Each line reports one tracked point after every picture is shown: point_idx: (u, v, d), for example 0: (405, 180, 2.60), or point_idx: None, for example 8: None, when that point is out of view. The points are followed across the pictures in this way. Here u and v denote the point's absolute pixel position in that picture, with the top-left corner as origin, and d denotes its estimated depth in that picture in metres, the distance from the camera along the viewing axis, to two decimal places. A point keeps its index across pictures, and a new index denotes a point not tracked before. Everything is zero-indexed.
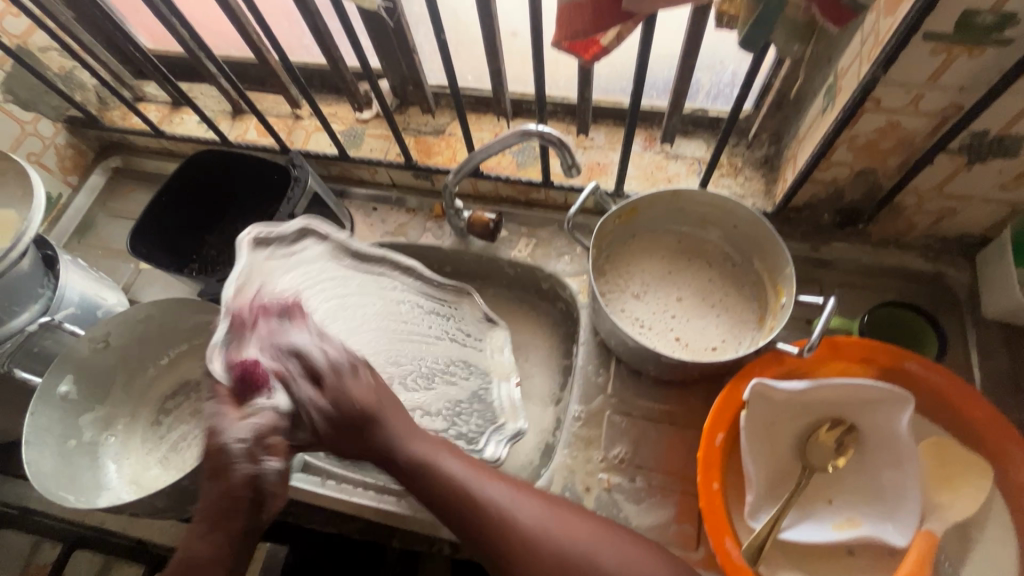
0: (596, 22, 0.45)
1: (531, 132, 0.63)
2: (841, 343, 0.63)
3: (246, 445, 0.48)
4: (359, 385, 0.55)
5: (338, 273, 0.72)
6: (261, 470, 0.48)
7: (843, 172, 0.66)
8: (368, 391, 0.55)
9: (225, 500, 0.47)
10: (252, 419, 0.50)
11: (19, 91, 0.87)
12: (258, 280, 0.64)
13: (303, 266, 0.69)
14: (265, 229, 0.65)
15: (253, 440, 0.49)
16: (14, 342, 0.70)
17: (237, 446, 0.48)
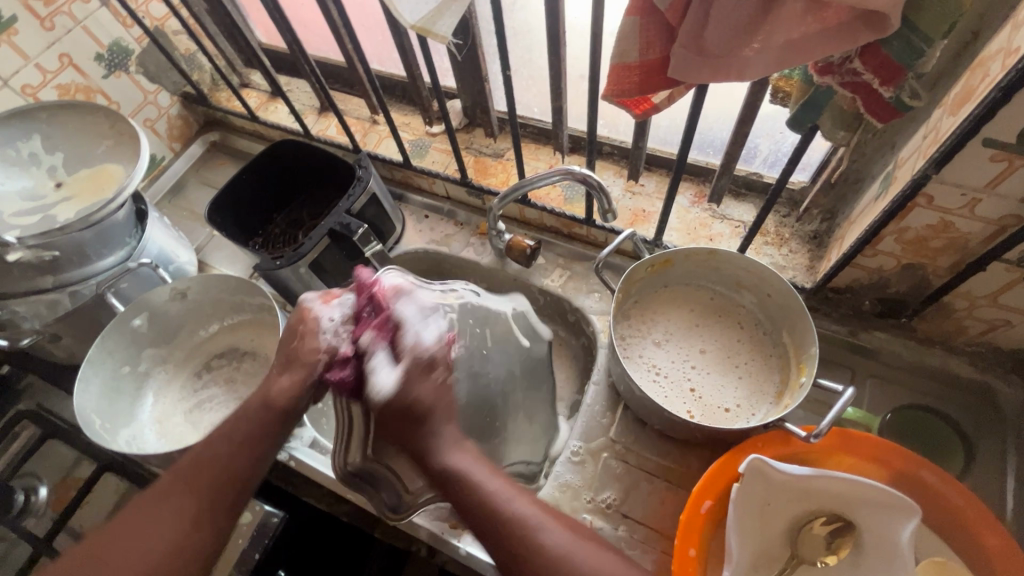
0: (643, 86, 0.46)
1: (575, 174, 0.66)
2: (856, 436, 0.60)
3: (335, 326, 0.57)
4: (431, 378, 0.52)
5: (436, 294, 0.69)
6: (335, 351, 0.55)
7: (889, 262, 0.64)
8: (437, 393, 0.52)
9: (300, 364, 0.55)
10: (337, 307, 0.58)
11: (148, 65, 1.00)
12: None
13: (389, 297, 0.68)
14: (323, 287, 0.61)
15: (338, 326, 0.57)
16: (97, 282, 0.79)
17: (329, 324, 0.57)
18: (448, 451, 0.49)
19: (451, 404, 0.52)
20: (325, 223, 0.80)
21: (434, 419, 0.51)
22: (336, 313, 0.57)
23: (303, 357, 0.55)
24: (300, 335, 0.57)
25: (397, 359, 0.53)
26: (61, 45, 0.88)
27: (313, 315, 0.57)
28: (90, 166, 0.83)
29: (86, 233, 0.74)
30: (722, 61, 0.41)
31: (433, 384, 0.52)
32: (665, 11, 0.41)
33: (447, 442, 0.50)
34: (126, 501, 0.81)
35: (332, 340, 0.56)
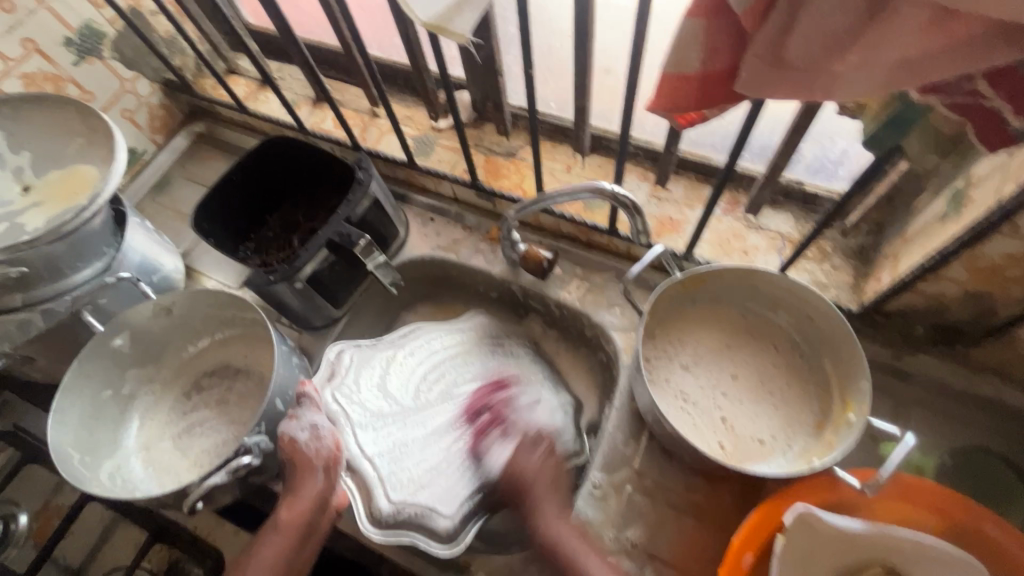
0: (701, 99, 0.39)
1: (604, 191, 0.60)
2: (912, 483, 0.54)
3: (308, 434, 0.63)
4: (529, 453, 0.65)
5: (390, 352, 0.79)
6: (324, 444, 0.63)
7: (951, 289, 0.58)
8: (552, 467, 0.64)
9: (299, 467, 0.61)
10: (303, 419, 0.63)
11: (124, 50, 0.91)
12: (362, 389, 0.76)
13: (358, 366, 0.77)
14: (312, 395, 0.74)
15: (311, 430, 0.63)
16: (73, 298, 0.72)
17: (302, 435, 0.62)
18: (541, 517, 0.60)
19: (558, 471, 0.64)
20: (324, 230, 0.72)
21: (543, 501, 0.61)
22: (311, 422, 0.63)
23: (300, 461, 0.61)
24: (293, 455, 0.62)
25: (507, 439, 0.68)
26: (24, 29, 0.78)
27: (288, 435, 0.62)
28: (61, 166, 0.75)
29: (57, 246, 0.67)
30: (807, 76, 0.34)
31: (543, 464, 0.64)
32: (741, 13, 0.33)
33: (549, 512, 0.61)
34: (112, 530, 0.76)
35: (316, 445, 0.62)
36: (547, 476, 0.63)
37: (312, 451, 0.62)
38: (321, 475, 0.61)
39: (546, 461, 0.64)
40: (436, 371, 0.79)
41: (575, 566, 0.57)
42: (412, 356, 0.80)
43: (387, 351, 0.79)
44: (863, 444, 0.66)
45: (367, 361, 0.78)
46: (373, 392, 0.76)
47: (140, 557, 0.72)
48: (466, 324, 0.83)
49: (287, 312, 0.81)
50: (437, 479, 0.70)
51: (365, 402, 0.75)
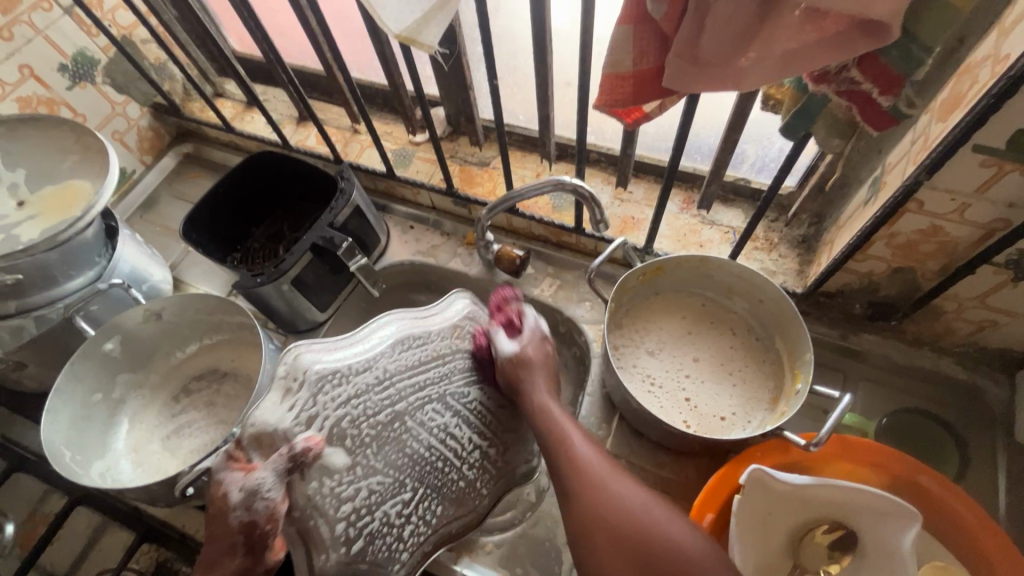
0: (637, 96, 0.45)
1: (565, 184, 0.66)
2: (857, 443, 0.60)
3: (242, 496, 0.50)
4: (533, 350, 0.63)
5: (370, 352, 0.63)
6: (255, 517, 0.49)
7: (879, 267, 0.64)
8: (541, 357, 0.63)
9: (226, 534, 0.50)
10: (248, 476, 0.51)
11: (115, 76, 0.96)
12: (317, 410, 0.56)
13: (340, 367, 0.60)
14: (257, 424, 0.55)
15: (248, 493, 0.50)
16: (66, 305, 0.75)
17: (234, 494, 0.50)
18: (534, 393, 0.60)
19: (552, 366, 0.64)
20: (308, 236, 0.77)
21: (533, 380, 0.61)
22: (250, 482, 0.50)
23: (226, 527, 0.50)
24: (217, 510, 0.51)
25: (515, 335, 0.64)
26: (22, 56, 0.83)
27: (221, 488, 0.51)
28: (55, 182, 0.79)
29: (50, 255, 0.70)
30: (718, 71, 0.40)
31: (541, 355, 0.64)
32: (660, 19, 0.39)
33: (536, 387, 0.61)
34: (100, 534, 0.77)
35: (245, 516, 0.49)
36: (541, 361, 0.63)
37: (240, 520, 0.49)
38: (240, 552, 0.50)
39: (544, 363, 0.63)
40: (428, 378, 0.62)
41: (575, 452, 0.54)
42: (391, 360, 0.61)
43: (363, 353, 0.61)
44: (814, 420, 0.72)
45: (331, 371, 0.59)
46: None
47: (129, 557, 0.73)
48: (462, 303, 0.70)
49: (274, 315, 0.85)
50: (393, 528, 0.56)
51: (321, 418, 0.56)
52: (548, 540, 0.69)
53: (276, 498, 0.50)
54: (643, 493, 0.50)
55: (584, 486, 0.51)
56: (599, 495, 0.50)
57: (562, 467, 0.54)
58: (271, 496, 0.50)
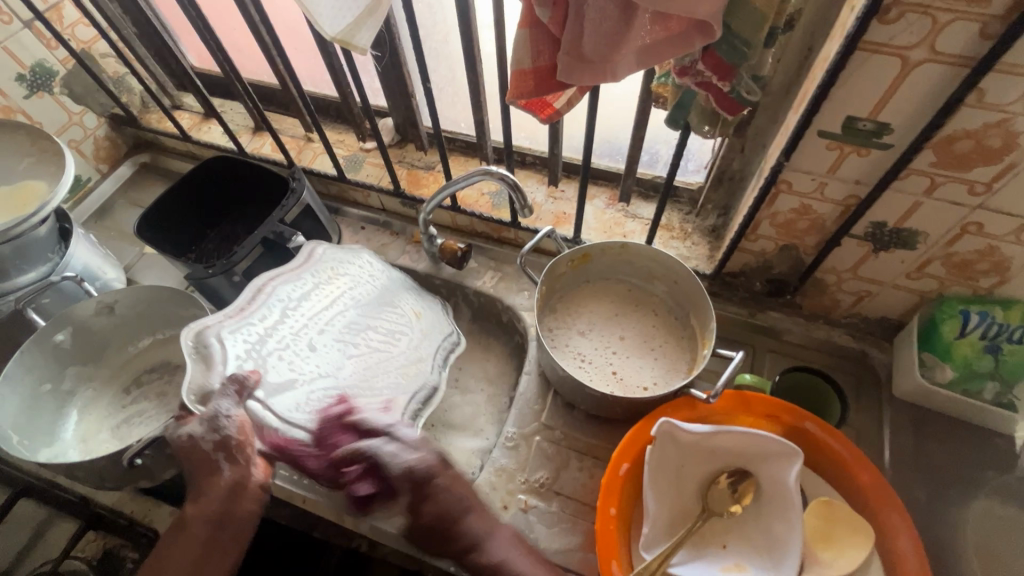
0: (538, 88, 0.54)
1: (493, 173, 0.73)
2: (752, 396, 0.68)
3: (204, 422, 0.57)
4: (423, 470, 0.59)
5: (258, 316, 0.68)
6: (223, 429, 0.57)
7: (769, 245, 0.74)
8: (456, 484, 0.60)
9: (199, 461, 0.57)
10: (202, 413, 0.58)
11: (74, 87, 1.01)
12: (245, 362, 0.64)
13: (242, 329, 0.66)
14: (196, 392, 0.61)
15: (208, 418, 0.57)
16: (16, 298, 0.78)
17: (195, 424, 0.57)
18: (473, 528, 0.58)
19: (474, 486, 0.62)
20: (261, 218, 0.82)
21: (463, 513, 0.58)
22: (209, 411, 0.58)
23: (196, 452, 0.57)
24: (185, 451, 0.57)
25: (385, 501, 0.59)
26: None
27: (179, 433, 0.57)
28: (10, 183, 0.83)
29: (2, 248, 0.73)
30: (594, 66, 0.49)
31: (451, 478, 0.60)
32: (546, 22, 0.48)
33: (477, 519, 0.59)
34: (45, 526, 0.78)
35: (215, 435, 0.57)
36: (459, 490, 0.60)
37: (211, 441, 0.57)
38: (223, 464, 0.57)
39: (461, 475, 0.62)
40: (343, 308, 0.74)
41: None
42: (299, 306, 0.71)
43: (264, 313, 0.68)
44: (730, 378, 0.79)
45: (243, 335, 0.66)
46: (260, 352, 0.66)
47: (74, 545, 0.74)
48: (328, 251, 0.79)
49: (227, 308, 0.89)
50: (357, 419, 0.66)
51: (263, 364, 0.65)
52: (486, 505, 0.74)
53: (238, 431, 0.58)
54: None
55: None
56: None
57: None
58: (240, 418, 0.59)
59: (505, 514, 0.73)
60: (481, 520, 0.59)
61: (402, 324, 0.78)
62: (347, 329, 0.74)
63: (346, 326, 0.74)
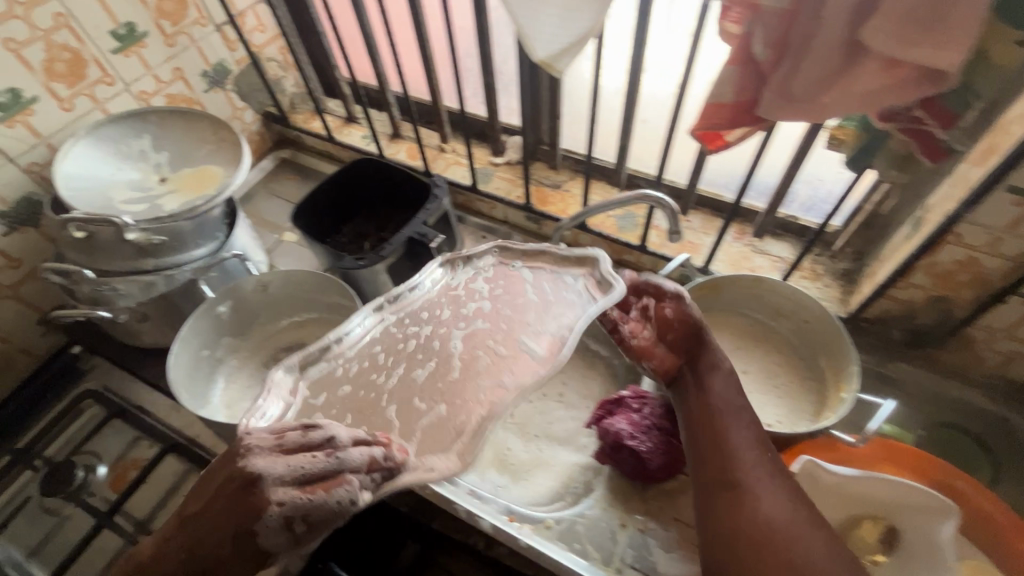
0: (731, 121, 0.57)
1: (648, 198, 0.74)
2: (899, 448, 0.67)
3: (270, 440, 0.49)
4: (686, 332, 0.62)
5: (391, 292, 0.62)
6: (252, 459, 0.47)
7: (919, 295, 0.73)
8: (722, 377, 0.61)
9: (226, 475, 0.49)
10: (283, 393, 0.56)
11: (242, 85, 1.11)
12: (354, 335, 0.59)
13: (381, 301, 0.61)
14: (292, 359, 0.57)
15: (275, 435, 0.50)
16: (192, 269, 0.83)
17: (261, 437, 0.50)
18: (722, 405, 0.58)
19: (733, 404, 0.59)
20: (587, 255, 0.62)
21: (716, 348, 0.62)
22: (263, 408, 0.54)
23: (228, 467, 0.49)
24: (250, 493, 0.46)
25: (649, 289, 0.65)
26: (177, 61, 0.98)
27: (255, 471, 0.46)
28: (191, 165, 0.91)
29: (187, 222, 0.81)
30: (802, 105, 0.52)
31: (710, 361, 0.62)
32: (762, 61, 0.51)
33: (718, 381, 0.60)
34: (184, 481, 0.84)
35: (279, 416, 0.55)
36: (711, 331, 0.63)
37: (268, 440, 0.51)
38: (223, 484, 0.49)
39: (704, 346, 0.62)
40: (491, 302, 0.60)
41: (743, 472, 0.54)
42: (459, 297, 0.62)
43: (411, 292, 0.63)
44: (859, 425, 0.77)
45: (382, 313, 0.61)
46: (365, 327, 0.60)
47: None
48: (573, 284, 0.60)
49: (364, 298, 0.95)
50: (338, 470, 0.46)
51: (365, 342, 0.59)
52: (603, 522, 0.77)
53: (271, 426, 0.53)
54: (790, 518, 0.50)
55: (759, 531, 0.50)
56: (762, 535, 0.49)
57: (745, 514, 0.51)
58: (341, 481, 0.46)
59: (623, 532, 0.76)
60: (736, 403, 0.59)
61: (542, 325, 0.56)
62: (497, 323, 0.58)
63: (482, 313, 0.59)
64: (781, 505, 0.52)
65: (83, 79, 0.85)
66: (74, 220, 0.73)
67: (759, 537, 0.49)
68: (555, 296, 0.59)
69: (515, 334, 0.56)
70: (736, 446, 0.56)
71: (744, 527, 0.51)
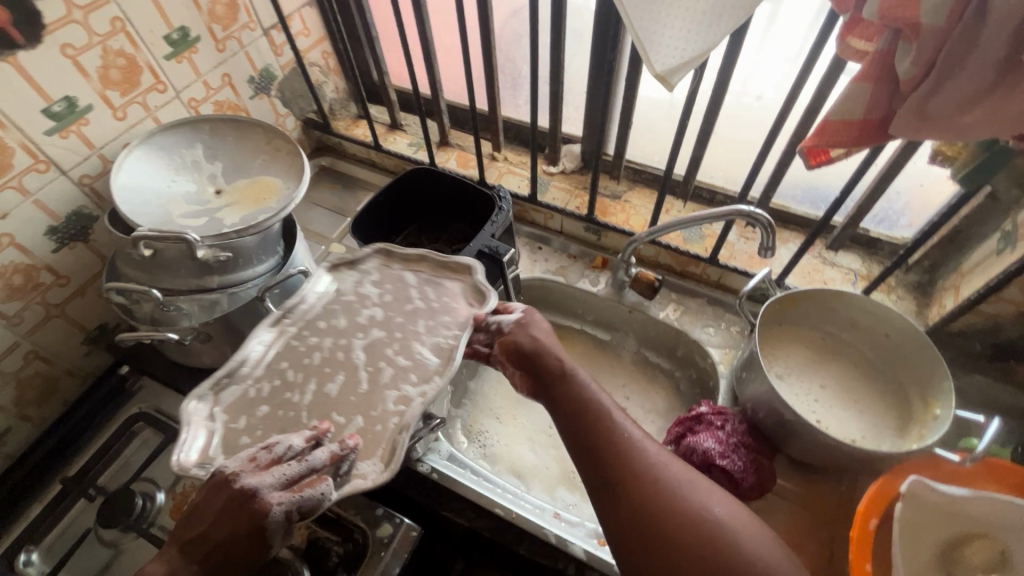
0: (858, 139, 0.56)
1: (742, 211, 0.73)
2: (1003, 467, 0.66)
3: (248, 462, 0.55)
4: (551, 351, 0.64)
5: (285, 306, 0.70)
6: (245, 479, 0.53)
7: (1007, 309, 0.72)
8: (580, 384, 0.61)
9: (211, 505, 0.53)
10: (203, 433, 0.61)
11: (285, 92, 1.07)
12: (263, 356, 0.67)
13: (285, 315, 0.71)
14: (207, 390, 0.63)
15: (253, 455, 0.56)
16: (255, 286, 0.79)
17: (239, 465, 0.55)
18: (584, 398, 0.60)
19: (596, 408, 0.60)
20: (458, 262, 0.75)
21: (554, 349, 0.64)
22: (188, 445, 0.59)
23: (214, 497, 0.53)
24: (248, 507, 0.52)
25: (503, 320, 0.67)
26: (226, 66, 0.94)
27: (248, 488, 0.52)
28: (246, 177, 0.86)
29: (251, 238, 0.77)
30: (943, 126, 0.51)
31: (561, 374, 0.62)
32: (903, 81, 0.50)
33: (587, 387, 0.62)
34: None
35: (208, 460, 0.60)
36: (552, 334, 0.66)
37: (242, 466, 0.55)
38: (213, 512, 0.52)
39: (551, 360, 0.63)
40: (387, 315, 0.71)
41: (620, 455, 0.56)
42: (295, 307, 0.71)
43: (306, 306, 0.72)
44: (954, 443, 0.74)
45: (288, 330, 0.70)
46: (269, 346, 0.68)
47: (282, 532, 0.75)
48: (452, 288, 0.73)
49: None
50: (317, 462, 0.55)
51: (277, 362, 0.67)
52: None
53: (200, 455, 0.60)
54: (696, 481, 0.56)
55: (669, 515, 0.52)
56: (666, 510, 0.53)
57: (654, 497, 0.53)
58: (320, 468, 0.55)
59: None
60: (605, 401, 0.61)
61: (437, 339, 0.68)
62: (395, 330, 0.70)
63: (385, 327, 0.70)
64: (687, 477, 0.56)
65: (136, 86, 0.81)
66: (142, 238, 0.69)
67: (657, 515, 0.53)
68: (438, 303, 0.72)
69: (417, 347, 0.68)
70: (616, 433, 0.58)
71: (656, 511, 0.53)
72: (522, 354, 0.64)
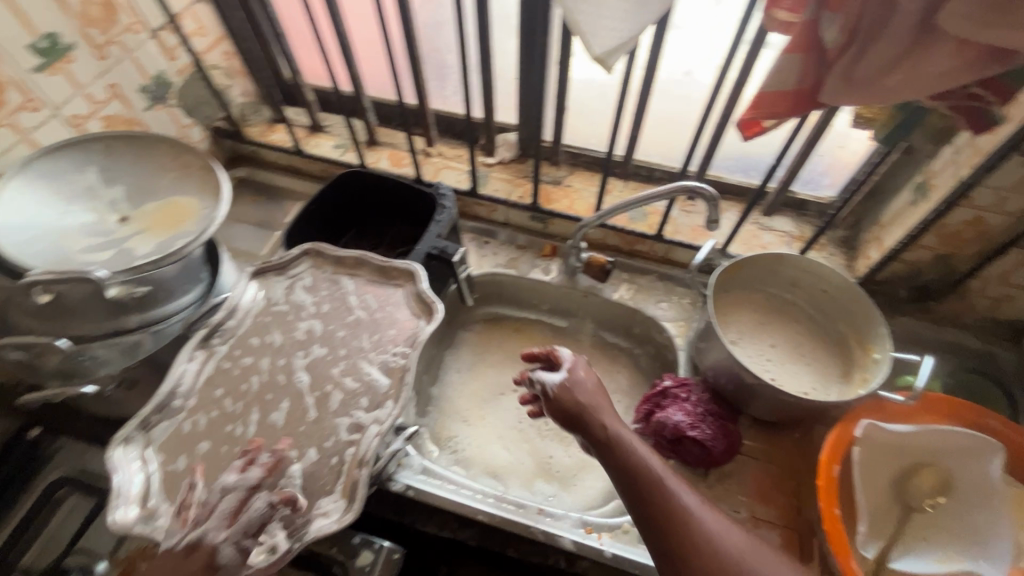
0: (794, 107, 0.57)
1: (684, 187, 0.74)
2: (933, 398, 0.73)
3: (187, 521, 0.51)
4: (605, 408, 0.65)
5: (206, 328, 0.66)
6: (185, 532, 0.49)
7: (925, 254, 0.79)
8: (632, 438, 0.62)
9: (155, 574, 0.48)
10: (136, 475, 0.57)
11: (186, 99, 0.96)
12: (191, 385, 0.63)
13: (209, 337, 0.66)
14: (130, 431, 0.58)
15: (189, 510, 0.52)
16: (183, 318, 0.73)
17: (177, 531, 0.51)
18: (635, 459, 0.59)
19: (650, 468, 0.58)
20: (399, 267, 0.72)
21: (600, 411, 0.64)
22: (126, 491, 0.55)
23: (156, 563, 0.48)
24: (196, 553, 0.48)
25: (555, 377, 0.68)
26: (112, 75, 0.82)
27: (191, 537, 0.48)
28: (153, 198, 0.76)
29: (170, 267, 0.69)
30: (870, 91, 0.53)
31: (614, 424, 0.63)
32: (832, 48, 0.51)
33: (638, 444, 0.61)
34: None
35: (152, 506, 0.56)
36: (599, 393, 0.67)
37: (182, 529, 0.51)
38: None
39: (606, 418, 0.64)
40: (328, 327, 0.68)
41: (676, 520, 0.54)
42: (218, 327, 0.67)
43: (231, 326, 0.68)
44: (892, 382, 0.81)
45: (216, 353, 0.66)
46: (195, 373, 0.64)
47: None
48: (394, 294, 0.71)
49: None
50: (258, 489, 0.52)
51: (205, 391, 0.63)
52: None
53: (140, 507, 0.55)
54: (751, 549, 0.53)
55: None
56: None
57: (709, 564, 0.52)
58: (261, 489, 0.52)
59: None
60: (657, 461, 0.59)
61: (381, 352, 0.65)
62: (340, 343, 0.66)
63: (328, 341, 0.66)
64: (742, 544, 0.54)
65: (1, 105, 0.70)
66: (36, 283, 0.59)
67: None
68: (381, 312, 0.69)
69: (368, 361, 0.65)
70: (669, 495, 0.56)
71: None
72: (567, 416, 0.65)
